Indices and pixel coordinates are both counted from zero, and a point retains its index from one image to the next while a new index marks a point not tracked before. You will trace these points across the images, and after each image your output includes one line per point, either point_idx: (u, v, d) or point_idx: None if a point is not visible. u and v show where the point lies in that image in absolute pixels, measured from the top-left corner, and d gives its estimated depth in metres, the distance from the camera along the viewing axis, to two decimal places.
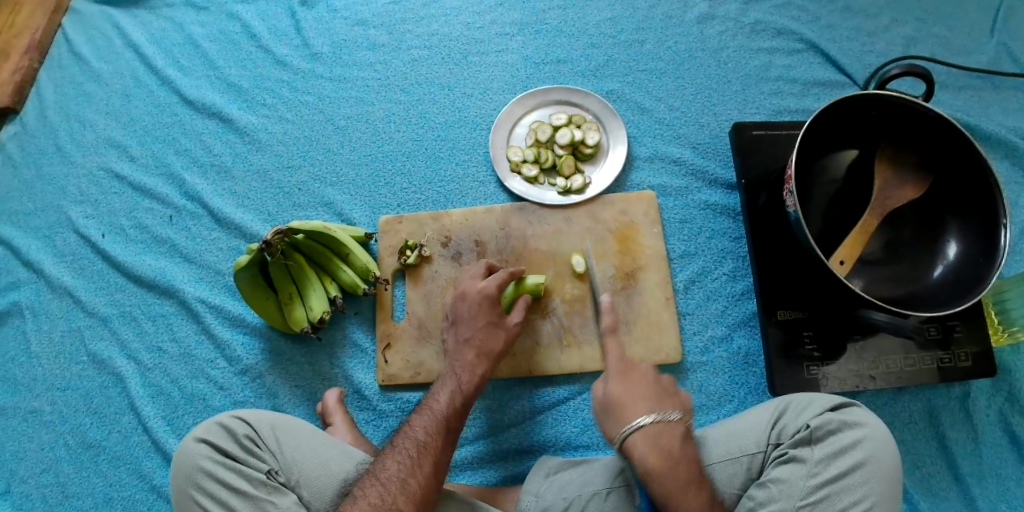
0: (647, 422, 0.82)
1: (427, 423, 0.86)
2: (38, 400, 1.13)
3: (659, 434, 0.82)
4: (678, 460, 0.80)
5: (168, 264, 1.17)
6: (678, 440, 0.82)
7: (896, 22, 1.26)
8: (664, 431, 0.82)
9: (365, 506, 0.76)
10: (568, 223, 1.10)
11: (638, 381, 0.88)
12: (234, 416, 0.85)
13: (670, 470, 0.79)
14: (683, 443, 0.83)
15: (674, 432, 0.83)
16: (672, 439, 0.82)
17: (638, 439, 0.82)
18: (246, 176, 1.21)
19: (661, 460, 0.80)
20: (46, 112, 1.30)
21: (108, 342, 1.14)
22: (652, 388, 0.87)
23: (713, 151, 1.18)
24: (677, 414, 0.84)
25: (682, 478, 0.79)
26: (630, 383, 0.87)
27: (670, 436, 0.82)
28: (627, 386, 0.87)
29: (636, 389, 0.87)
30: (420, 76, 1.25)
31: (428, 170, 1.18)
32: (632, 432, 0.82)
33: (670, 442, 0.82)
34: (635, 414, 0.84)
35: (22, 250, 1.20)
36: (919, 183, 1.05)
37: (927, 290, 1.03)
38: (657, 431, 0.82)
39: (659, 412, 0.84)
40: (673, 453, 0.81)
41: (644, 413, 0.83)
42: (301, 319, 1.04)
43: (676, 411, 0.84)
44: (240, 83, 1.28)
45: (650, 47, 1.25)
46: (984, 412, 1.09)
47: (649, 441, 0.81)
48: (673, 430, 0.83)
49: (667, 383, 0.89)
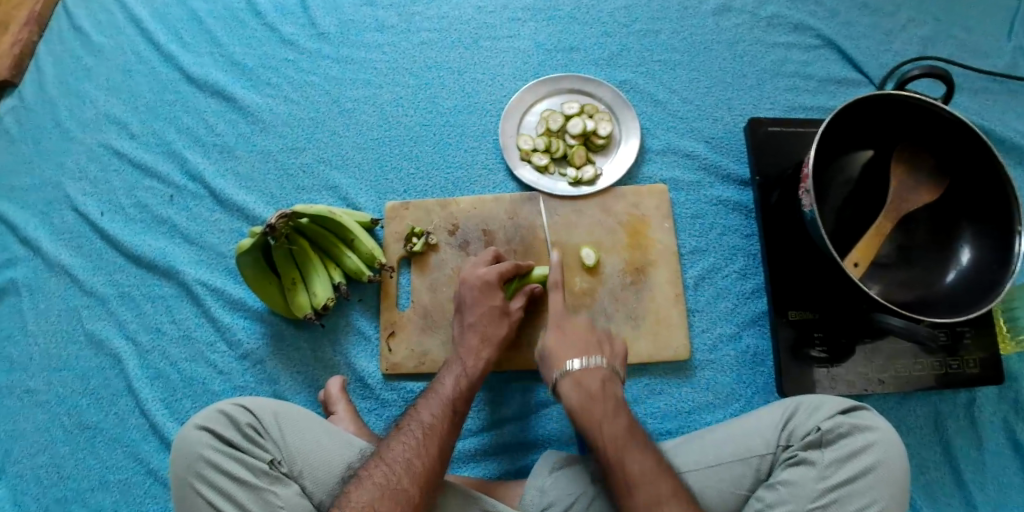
0: (573, 366, 0.88)
1: (433, 406, 0.84)
2: (33, 379, 1.10)
3: (584, 376, 0.87)
4: (598, 396, 0.85)
5: (168, 245, 1.15)
6: (602, 381, 0.87)
7: (913, 21, 1.24)
8: (587, 374, 0.87)
9: (370, 486, 0.75)
10: (578, 215, 1.09)
11: (572, 332, 0.93)
12: (235, 403, 0.83)
13: (593, 405, 0.84)
14: (607, 384, 0.87)
15: (599, 374, 0.88)
16: (595, 378, 0.87)
17: (565, 382, 0.87)
18: (249, 157, 1.18)
19: (581, 398, 0.85)
20: (45, 87, 1.27)
21: (106, 322, 1.12)
22: (583, 336, 0.92)
23: (727, 146, 1.16)
24: (603, 359, 0.89)
25: (603, 412, 0.84)
26: (564, 332, 0.92)
27: (594, 376, 0.87)
28: (564, 335, 0.92)
29: (569, 337, 0.92)
30: (430, 59, 1.22)
31: (437, 156, 1.16)
32: (561, 377, 0.88)
33: (592, 382, 0.87)
34: (564, 359, 0.89)
35: (18, 227, 1.17)
36: (934, 187, 1.04)
37: (938, 295, 1.02)
38: (582, 374, 0.87)
39: (584, 356, 0.89)
40: (592, 392, 0.86)
41: (573, 359, 0.89)
42: (304, 305, 1.01)
43: (600, 355, 0.89)
44: (244, 62, 1.24)
45: (665, 38, 1.22)
46: (989, 418, 1.08)
47: (575, 385, 0.87)
48: (598, 372, 0.88)
49: (601, 333, 0.94)
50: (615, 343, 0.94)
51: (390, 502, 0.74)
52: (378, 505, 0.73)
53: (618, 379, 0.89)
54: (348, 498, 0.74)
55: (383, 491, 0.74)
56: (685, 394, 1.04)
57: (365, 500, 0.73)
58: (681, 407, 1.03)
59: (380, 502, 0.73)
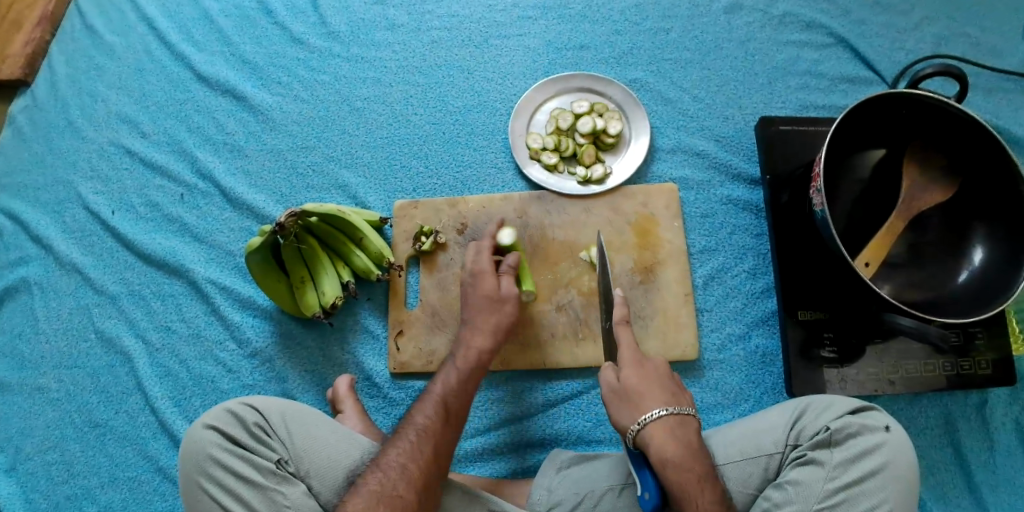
0: (665, 413, 0.80)
1: (427, 410, 0.85)
2: (44, 377, 1.11)
3: (678, 425, 0.79)
4: (696, 452, 0.78)
5: (178, 243, 1.15)
6: (693, 434, 0.80)
7: (927, 19, 1.23)
8: (680, 424, 0.80)
9: (367, 493, 0.74)
10: (587, 214, 1.08)
11: (651, 378, 0.85)
12: (244, 403, 0.83)
13: (692, 460, 0.77)
14: (697, 437, 0.80)
15: (690, 425, 0.80)
16: (687, 431, 0.80)
17: (657, 428, 0.78)
18: (260, 155, 1.19)
19: (678, 451, 0.77)
20: (57, 87, 1.27)
21: (117, 321, 1.12)
22: (665, 384, 0.84)
23: (738, 145, 1.15)
24: (691, 410, 0.82)
25: (699, 471, 0.77)
26: (644, 375, 0.84)
27: (685, 428, 0.80)
28: (644, 376, 0.84)
29: (652, 381, 0.84)
30: (439, 59, 1.22)
31: (446, 154, 1.16)
32: (649, 423, 0.79)
33: (685, 434, 0.79)
34: (647, 404, 0.81)
35: (30, 225, 1.18)
36: (947, 186, 1.03)
37: (949, 295, 1.01)
38: (674, 423, 0.80)
39: (674, 405, 0.81)
40: (689, 446, 0.78)
41: (660, 404, 0.81)
42: (313, 304, 1.02)
43: (689, 406, 0.83)
44: (254, 60, 1.24)
45: (676, 36, 1.22)
46: (1001, 420, 1.07)
47: (669, 432, 0.78)
48: (689, 423, 0.81)
49: (677, 378, 0.88)
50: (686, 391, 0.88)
51: (386, 508, 0.74)
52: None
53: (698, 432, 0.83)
54: (344, 504, 0.74)
55: (378, 497, 0.74)
56: (693, 393, 1.03)
57: (360, 506, 0.73)
58: None
59: (376, 507, 0.73)
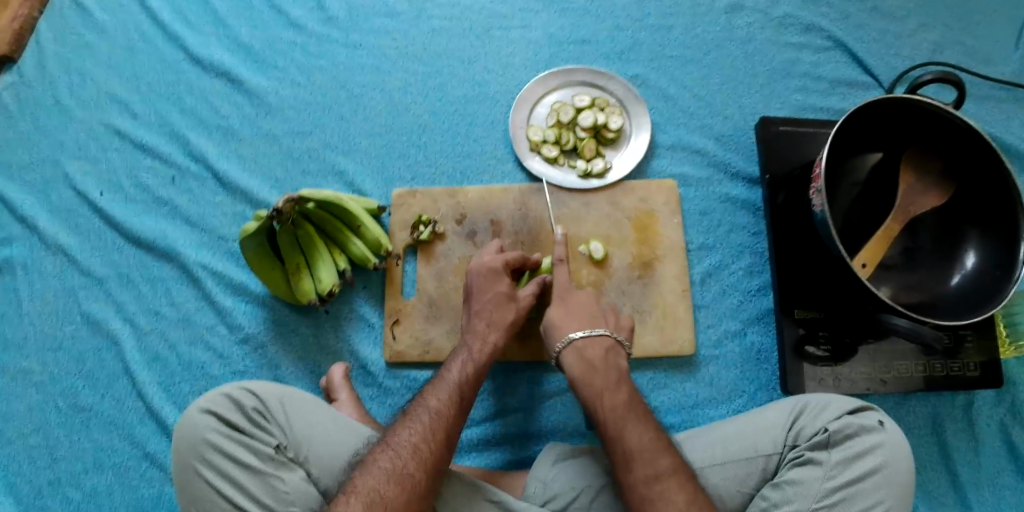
0: (574, 336, 0.87)
1: (440, 392, 0.83)
2: (28, 359, 1.08)
3: (586, 345, 0.86)
4: (599, 367, 0.84)
5: (169, 226, 1.13)
6: (604, 352, 0.86)
7: (922, 27, 1.25)
8: (590, 343, 0.87)
9: (376, 471, 0.74)
10: (587, 207, 1.08)
11: (574, 306, 0.91)
12: (241, 387, 0.81)
13: (594, 375, 0.84)
14: (610, 355, 0.86)
15: (602, 343, 0.87)
16: (597, 349, 0.86)
17: (567, 352, 0.86)
18: (254, 139, 1.17)
19: (583, 368, 0.85)
20: (45, 63, 1.24)
21: (104, 304, 1.10)
22: (589, 309, 0.91)
23: (737, 143, 1.16)
24: (607, 330, 0.88)
25: (604, 382, 0.83)
26: (569, 305, 0.91)
27: (595, 345, 0.87)
28: (567, 308, 0.91)
29: (574, 310, 0.90)
30: (439, 47, 1.21)
31: (445, 144, 1.15)
32: (563, 348, 0.87)
33: (593, 351, 0.86)
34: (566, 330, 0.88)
35: (15, 205, 1.15)
36: (942, 191, 1.04)
37: (942, 299, 1.02)
38: (583, 344, 0.87)
39: (586, 327, 0.88)
40: (594, 361, 0.85)
41: (574, 329, 0.88)
42: (309, 291, 1.00)
43: (603, 327, 0.88)
44: (251, 43, 1.22)
45: (677, 34, 1.22)
46: (986, 421, 1.09)
47: (577, 354, 0.86)
48: (600, 342, 0.87)
49: (606, 304, 0.93)
50: (619, 315, 0.93)
51: (395, 486, 0.73)
52: (383, 491, 0.73)
53: (623, 351, 0.88)
54: (354, 483, 0.74)
55: (388, 476, 0.74)
56: (688, 389, 1.04)
57: (371, 486, 0.73)
58: (685, 402, 1.03)
59: (386, 487, 0.73)
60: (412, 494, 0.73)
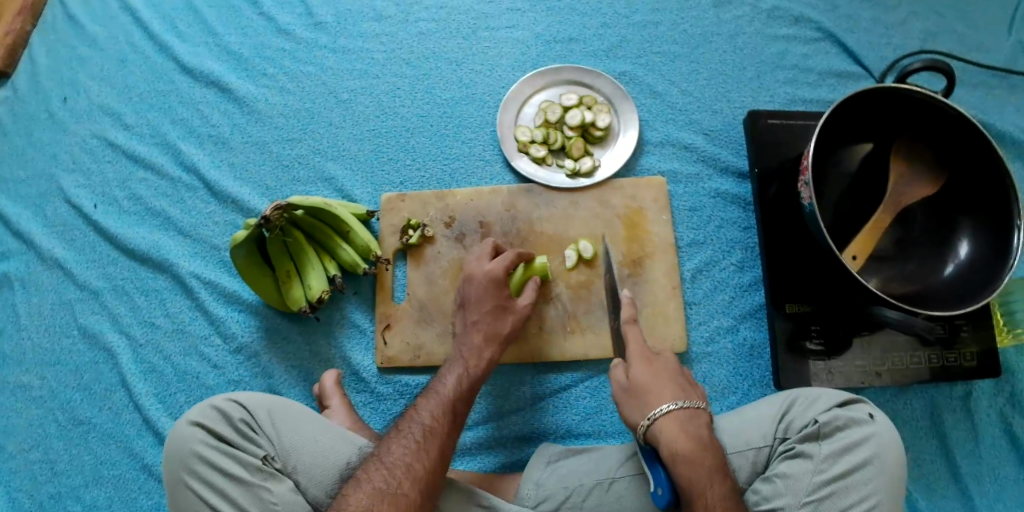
0: (674, 408, 0.80)
1: (433, 407, 0.84)
2: (27, 373, 1.10)
3: (688, 420, 0.79)
4: (705, 447, 0.77)
5: (163, 237, 1.13)
6: (704, 428, 0.80)
7: (913, 15, 1.23)
8: (689, 418, 0.80)
9: (370, 491, 0.74)
10: (575, 206, 1.08)
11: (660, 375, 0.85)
12: (230, 399, 0.82)
13: (702, 454, 0.76)
14: (708, 433, 0.80)
15: (700, 419, 0.80)
16: (698, 425, 0.80)
17: (667, 423, 0.79)
18: (244, 147, 1.17)
19: (690, 444, 0.77)
20: (38, 78, 1.25)
21: (100, 316, 1.11)
22: (673, 379, 0.85)
23: (726, 138, 1.15)
24: (703, 405, 0.82)
25: (710, 467, 0.76)
26: (653, 372, 0.85)
27: (695, 423, 0.80)
28: (654, 375, 0.85)
29: (663, 379, 0.84)
30: (427, 50, 1.21)
31: (433, 147, 1.15)
32: (658, 418, 0.79)
33: (695, 429, 0.79)
34: (658, 402, 0.81)
35: (11, 220, 1.16)
36: (933, 180, 1.04)
37: (934, 288, 1.01)
38: (684, 417, 0.80)
39: (684, 400, 0.81)
40: (700, 441, 0.78)
41: (669, 400, 0.81)
42: (299, 298, 1.01)
43: (699, 400, 0.83)
44: (240, 52, 1.23)
45: (665, 29, 1.21)
46: (985, 411, 1.08)
47: (679, 428, 0.78)
48: (698, 418, 0.80)
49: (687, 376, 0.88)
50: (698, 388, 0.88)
51: (388, 506, 0.73)
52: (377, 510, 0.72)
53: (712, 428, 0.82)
54: (347, 500, 0.74)
55: (382, 495, 0.74)
56: None
57: (365, 506, 0.73)
58: None
59: (380, 507, 0.73)
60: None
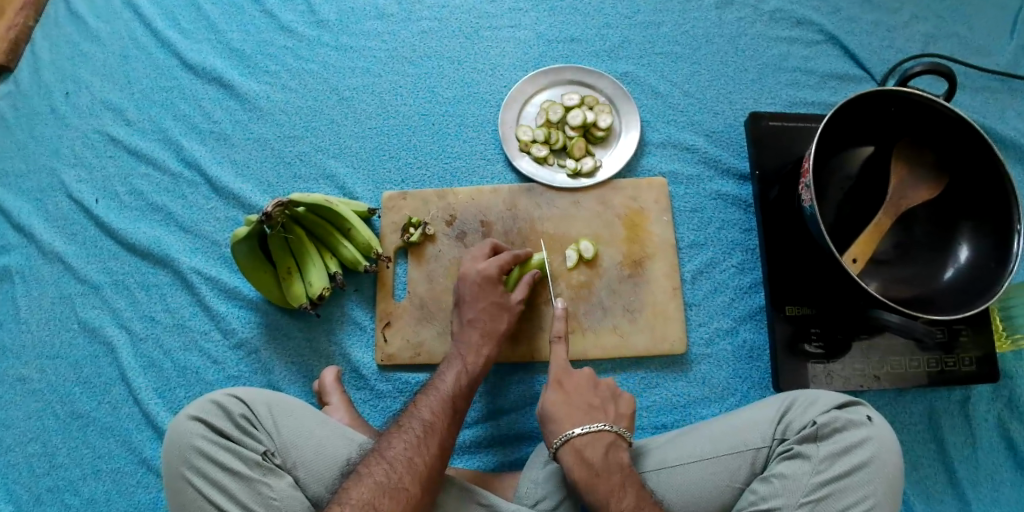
0: (574, 433, 0.84)
1: (432, 404, 0.84)
2: (26, 366, 1.10)
3: (586, 445, 0.83)
4: (602, 470, 0.81)
5: (163, 233, 1.14)
6: (605, 450, 0.83)
7: (915, 19, 1.23)
8: (588, 442, 0.84)
9: (371, 484, 0.74)
10: (577, 206, 1.08)
11: (573, 394, 0.89)
12: (229, 393, 0.82)
13: (597, 479, 0.81)
14: (611, 452, 0.84)
15: (603, 440, 0.84)
16: (598, 448, 0.83)
17: (566, 451, 0.84)
18: (245, 144, 1.17)
19: (583, 471, 0.82)
20: (40, 72, 1.25)
21: (100, 310, 1.11)
22: (585, 400, 0.88)
23: (728, 140, 1.15)
24: (607, 425, 0.85)
25: (609, 487, 0.80)
26: (564, 393, 0.89)
27: (597, 446, 0.84)
28: (566, 395, 0.89)
29: (571, 401, 0.88)
30: (429, 48, 1.21)
31: (434, 146, 1.15)
32: (560, 445, 0.84)
33: (594, 452, 0.83)
34: (564, 427, 0.85)
35: (12, 213, 1.16)
36: (934, 183, 1.03)
37: (936, 292, 1.02)
38: (584, 443, 0.84)
39: (585, 423, 0.85)
40: (596, 464, 0.82)
41: (574, 426, 0.85)
42: (300, 294, 1.01)
43: (603, 421, 0.86)
44: (242, 48, 1.23)
45: (667, 30, 1.21)
46: (983, 416, 1.09)
47: (577, 455, 0.83)
48: (602, 439, 0.84)
49: (605, 391, 0.91)
50: (619, 399, 0.91)
51: (389, 499, 0.73)
52: (378, 503, 0.72)
53: (624, 445, 0.86)
54: (348, 494, 0.73)
55: (383, 489, 0.74)
56: (680, 387, 1.04)
57: (365, 498, 0.72)
58: (676, 401, 1.03)
59: (381, 500, 0.73)
60: (407, 507, 0.74)
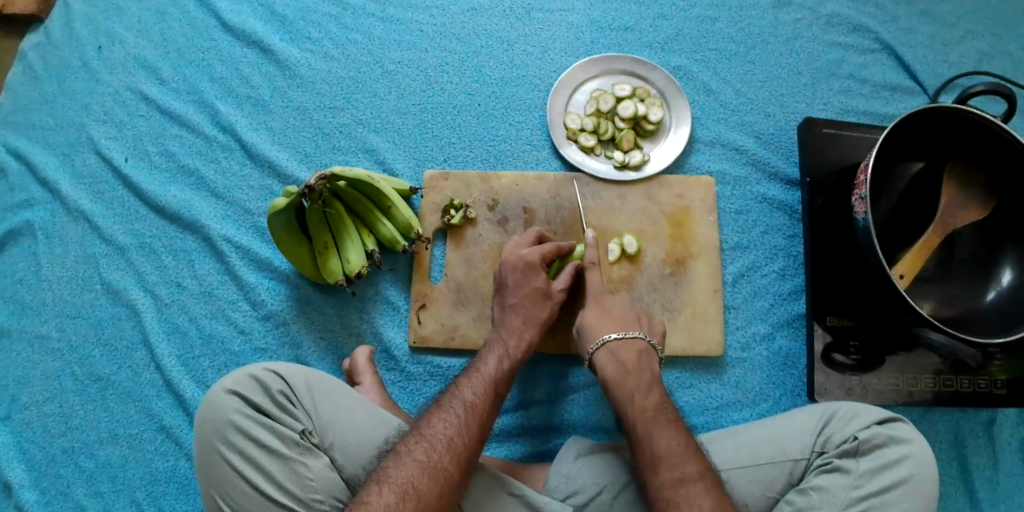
0: (608, 338, 0.88)
1: (475, 386, 0.82)
2: (46, 325, 1.07)
3: (620, 347, 0.87)
4: (632, 368, 0.85)
5: (194, 197, 1.10)
6: (638, 353, 0.87)
7: (972, 34, 1.20)
8: (622, 346, 0.87)
9: (410, 462, 0.72)
10: (622, 200, 1.06)
11: (610, 308, 0.92)
12: (267, 368, 0.80)
13: (626, 377, 0.84)
14: (643, 357, 0.87)
15: (635, 346, 0.87)
16: (631, 351, 0.87)
17: (601, 353, 0.88)
18: (284, 112, 1.14)
19: (615, 370, 0.85)
20: (72, 23, 1.21)
21: (124, 272, 1.08)
22: (624, 312, 0.92)
23: (778, 143, 1.13)
24: (641, 334, 0.89)
25: (636, 384, 0.83)
26: (601, 305, 0.93)
27: (629, 350, 0.87)
28: (604, 310, 0.92)
29: (609, 313, 0.91)
30: (478, 27, 1.17)
31: (479, 127, 1.12)
32: (597, 349, 0.88)
33: (627, 355, 0.86)
34: (600, 332, 0.89)
35: (37, 167, 1.12)
36: (984, 204, 1.01)
37: (979, 313, 0.99)
38: (617, 346, 0.88)
39: (619, 329, 0.89)
40: (628, 365, 0.85)
41: (609, 331, 0.89)
42: (336, 271, 0.98)
43: (636, 329, 0.89)
44: (284, 12, 1.19)
45: (722, 27, 1.19)
46: (1007, 439, 1.07)
47: (611, 356, 0.87)
48: (634, 345, 0.88)
49: (642, 311, 0.95)
50: (654, 319, 0.94)
51: (428, 479, 0.71)
52: (417, 483, 0.71)
53: (656, 356, 0.88)
54: (387, 473, 0.72)
55: (423, 468, 0.72)
56: (714, 390, 1.03)
57: (404, 476, 0.71)
58: (709, 403, 1.02)
59: (419, 480, 0.71)
60: (445, 487, 0.72)
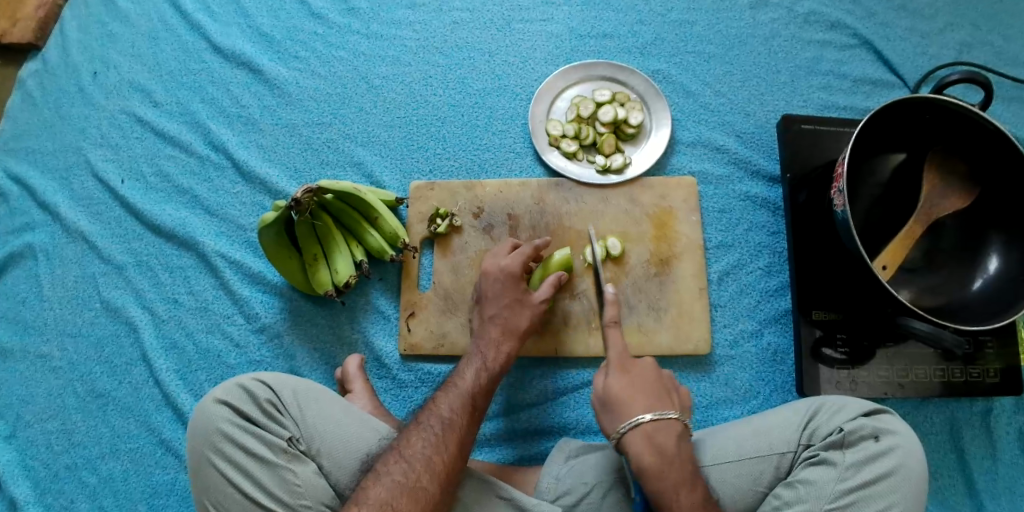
0: (645, 419, 0.81)
1: (452, 401, 0.84)
2: (48, 344, 1.10)
3: (657, 431, 0.81)
4: (674, 458, 0.79)
5: (189, 215, 1.13)
6: (676, 439, 0.81)
7: (950, 26, 1.21)
8: (660, 429, 0.81)
9: (389, 483, 0.74)
10: (605, 203, 1.07)
11: (638, 380, 0.86)
12: (256, 379, 0.82)
13: (668, 467, 0.78)
14: (681, 441, 0.81)
15: (672, 430, 0.82)
16: (670, 437, 0.81)
17: (636, 436, 0.81)
18: (274, 129, 1.17)
19: (655, 458, 0.79)
20: (69, 51, 1.25)
21: (123, 291, 1.11)
22: (651, 387, 0.86)
23: (759, 141, 1.15)
24: (676, 412, 0.83)
25: (678, 477, 0.78)
26: (633, 381, 0.85)
27: (665, 433, 0.81)
28: (631, 382, 0.86)
29: (638, 387, 0.85)
30: (460, 40, 1.20)
31: (464, 137, 1.14)
32: (629, 430, 0.81)
33: (665, 440, 0.81)
34: (633, 413, 0.83)
35: (37, 192, 1.16)
36: (966, 193, 1.00)
37: (966, 302, 0.99)
38: (655, 429, 0.81)
39: (656, 411, 0.83)
40: (668, 452, 0.80)
41: (642, 411, 0.82)
42: (325, 282, 1.00)
43: (672, 409, 0.84)
44: (272, 33, 1.22)
45: (700, 29, 1.20)
46: (1004, 428, 1.06)
47: (647, 440, 0.80)
48: (671, 428, 0.82)
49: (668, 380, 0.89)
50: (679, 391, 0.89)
51: (407, 499, 0.73)
52: (396, 503, 0.72)
53: (688, 433, 0.84)
54: (366, 494, 0.73)
55: (402, 489, 0.73)
56: (703, 388, 1.03)
57: (384, 497, 0.73)
58: (699, 401, 1.03)
59: (399, 500, 0.73)
60: (425, 506, 0.73)
